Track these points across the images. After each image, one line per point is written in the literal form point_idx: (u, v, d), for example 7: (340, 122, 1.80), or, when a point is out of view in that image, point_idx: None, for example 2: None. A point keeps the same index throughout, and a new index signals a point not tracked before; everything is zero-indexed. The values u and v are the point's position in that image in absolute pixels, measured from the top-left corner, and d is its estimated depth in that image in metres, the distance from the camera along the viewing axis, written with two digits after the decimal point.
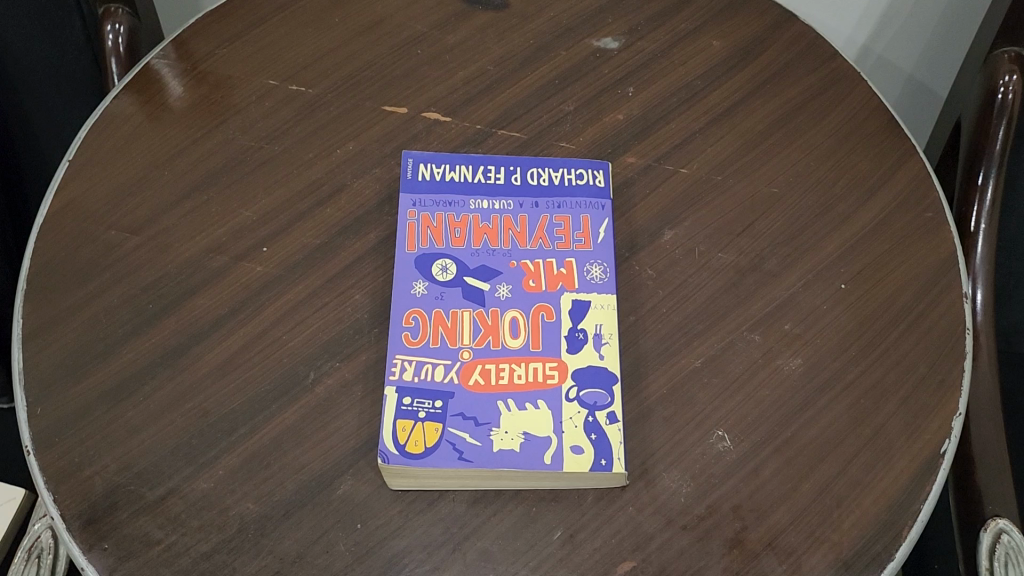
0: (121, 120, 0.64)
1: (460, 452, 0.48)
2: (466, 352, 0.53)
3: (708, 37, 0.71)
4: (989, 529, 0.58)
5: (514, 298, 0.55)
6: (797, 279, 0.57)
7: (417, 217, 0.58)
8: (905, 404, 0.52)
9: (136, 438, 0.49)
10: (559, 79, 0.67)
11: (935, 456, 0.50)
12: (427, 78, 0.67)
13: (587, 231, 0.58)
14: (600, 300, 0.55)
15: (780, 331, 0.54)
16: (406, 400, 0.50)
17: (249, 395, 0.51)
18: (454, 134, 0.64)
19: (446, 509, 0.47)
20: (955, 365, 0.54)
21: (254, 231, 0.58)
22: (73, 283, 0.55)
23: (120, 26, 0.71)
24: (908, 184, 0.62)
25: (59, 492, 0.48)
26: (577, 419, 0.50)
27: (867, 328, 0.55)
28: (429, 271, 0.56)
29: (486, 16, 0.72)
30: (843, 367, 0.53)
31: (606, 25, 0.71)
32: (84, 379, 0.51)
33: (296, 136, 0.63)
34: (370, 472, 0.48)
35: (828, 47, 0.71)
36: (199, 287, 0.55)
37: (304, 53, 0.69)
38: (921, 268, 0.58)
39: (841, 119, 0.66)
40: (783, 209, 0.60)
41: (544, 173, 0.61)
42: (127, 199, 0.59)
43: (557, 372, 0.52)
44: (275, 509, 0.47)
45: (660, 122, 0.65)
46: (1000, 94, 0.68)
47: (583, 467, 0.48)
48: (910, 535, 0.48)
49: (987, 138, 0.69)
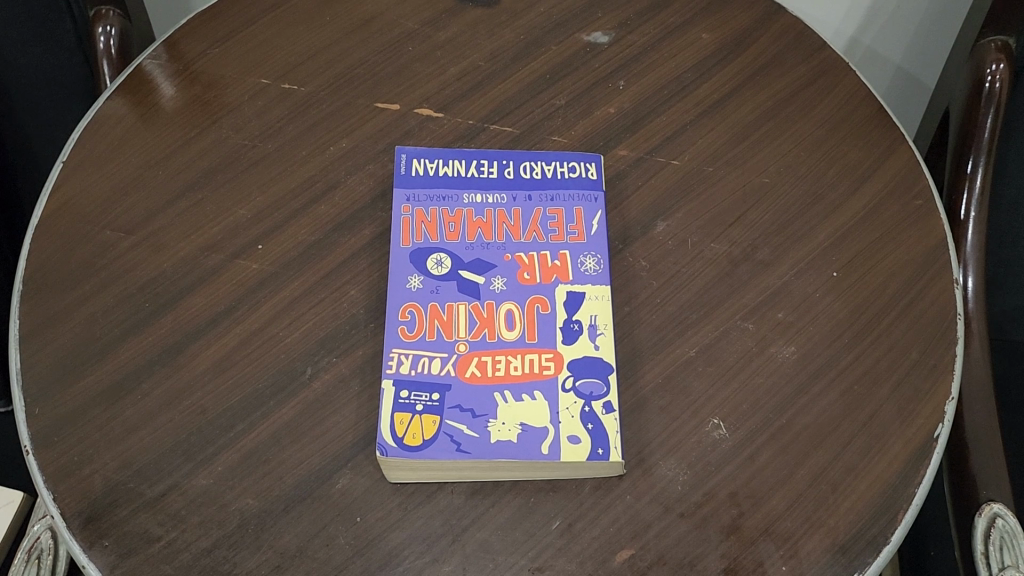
0: (114, 121, 0.64)
1: (458, 444, 0.49)
2: (462, 344, 0.53)
3: (698, 30, 0.71)
4: (984, 514, 0.59)
5: (509, 291, 0.55)
6: (789, 268, 0.57)
7: (411, 212, 0.59)
8: (899, 389, 0.52)
9: (135, 435, 0.50)
10: (550, 74, 0.68)
11: (929, 441, 0.50)
12: (419, 75, 0.68)
13: (581, 223, 0.59)
14: (595, 291, 0.55)
15: (773, 319, 0.55)
16: (403, 393, 0.51)
17: (246, 392, 0.51)
18: (446, 130, 0.64)
19: (444, 501, 0.48)
20: (946, 351, 0.54)
21: (248, 229, 0.58)
22: (69, 283, 0.56)
23: (111, 28, 0.72)
24: (898, 172, 0.63)
25: (58, 490, 0.48)
26: (573, 409, 0.50)
27: (861, 315, 0.55)
28: (424, 265, 0.56)
29: (477, 13, 0.72)
30: (836, 355, 0.54)
31: (596, 20, 0.72)
32: (83, 377, 0.52)
33: (289, 134, 0.63)
34: (368, 466, 0.49)
35: (816, 38, 0.71)
36: (195, 285, 0.56)
37: (295, 52, 0.69)
38: (911, 256, 0.58)
39: (830, 109, 0.66)
40: (775, 199, 0.61)
41: (537, 166, 0.61)
42: (121, 199, 0.59)
43: (552, 363, 0.52)
44: (275, 504, 0.47)
45: (651, 115, 0.65)
46: (987, 82, 0.69)
47: (580, 456, 0.48)
48: (906, 518, 0.48)
49: (976, 126, 0.69)
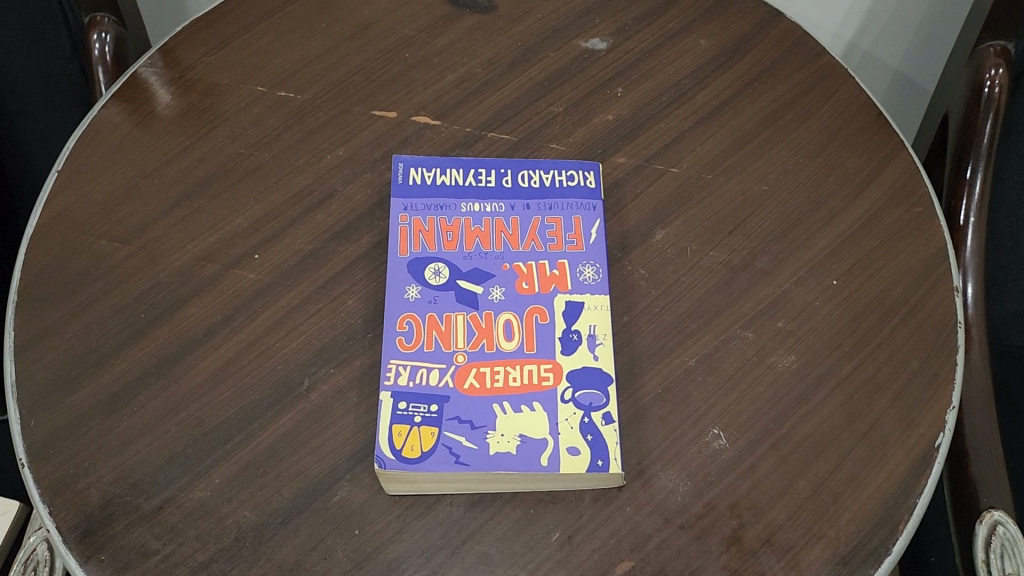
0: (109, 129, 0.64)
1: (456, 456, 0.48)
2: (461, 355, 0.53)
3: (696, 36, 0.71)
4: (985, 521, 0.59)
5: (507, 301, 0.55)
6: (788, 276, 0.57)
7: (409, 221, 0.58)
8: (900, 398, 0.52)
9: (131, 448, 0.49)
10: (548, 81, 0.67)
11: (930, 450, 0.50)
12: (416, 82, 0.67)
13: (579, 232, 0.58)
14: (594, 301, 0.55)
15: (773, 328, 0.55)
16: (401, 405, 0.50)
17: (243, 403, 0.51)
18: (444, 137, 0.64)
19: (443, 513, 0.47)
20: (947, 359, 0.54)
21: (245, 239, 0.58)
22: (65, 294, 0.55)
23: (107, 35, 0.72)
24: (897, 179, 0.63)
25: (54, 504, 0.48)
26: (572, 420, 0.50)
27: (860, 323, 0.55)
28: (422, 275, 0.56)
29: (474, 18, 0.72)
30: (837, 363, 0.53)
31: (594, 26, 0.71)
32: (79, 390, 0.51)
33: (285, 143, 0.63)
34: (367, 478, 0.48)
35: (815, 43, 0.71)
36: (191, 295, 0.55)
37: (292, 59, 0.68)
38: (911, 263, 0.58)
39: (830, 115, 0.66)
40: (773, 207, 0.61)
41: (535, 174, 0.61)
42: (116, 209, 0.59)
43: (551, 374, 0.52)
44: (272, 517, 0.47)
45: (649, 122, 0.65)
46: (986, 87, 0.69)
47: (580, 467, 0.48)
48: (907, 529, 0.48)
49: (975, 131, 0.69)
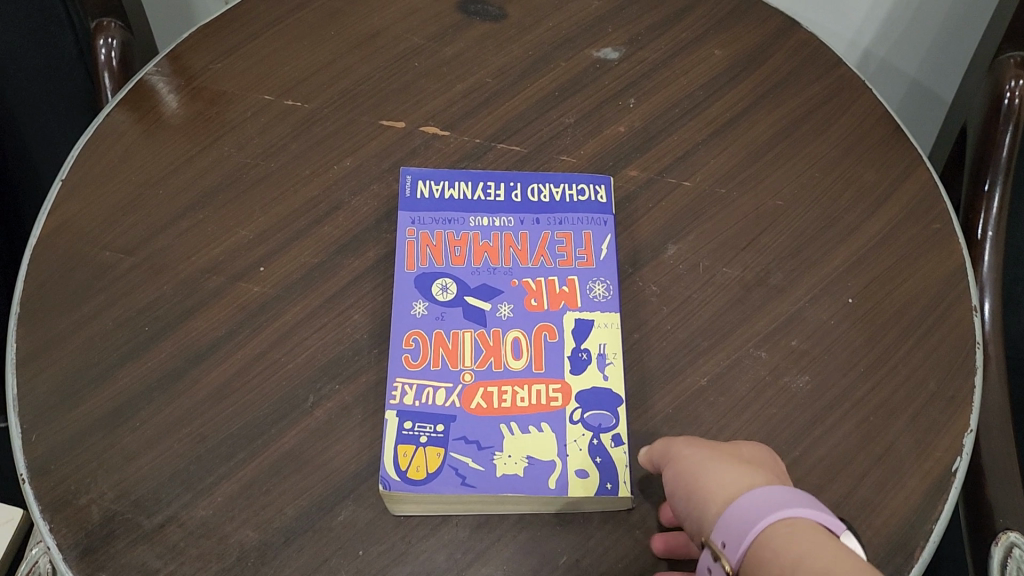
0: (115, 136, 0.63)
1: (462, 477, 0.47)
2: (468, 374, 0.52)
3: (710, 46, 0.70)
4: (1001, 543, 0.58)
5: (516, 318, 0.54)
6: (803, 293, 0.56)
7: (416, 235, 0.57)
8: (916, 421, 0.51)
9: (133, 464, 0.49)
10: (559, 91, 0.66)
11: (947, 474, 0.49)
12: (425, 91, 0.66)
13: (589, 248, 0.57)
14: (604, 319, 0.54)
15: (787, 347, 0.54)
16: (406, 425, 0.50)
17: (247, 419, 0.50)
18: (453, 148, 0.63)
19: (449, 535, 0.46)
20: (965, 381, 0.53)
21: (250, 251, 0.57)
22: (69, 305, 0.55)
23: (113, 40, 0.70)
24: (915, 194, 0.61)
25: (54, 521, 0.47)
26: (581, 441, 0.49)
27: (876, 343, 0.54)
28: (429, 291, 0.55)
29: (485, 27, 0.71)
30: (851, 384, 0.52)
31: (606, 35, 0.70)
32: (81, 404, 0.51)
33: (292, 153, 0.62)
34: (371, 498, 0.48)
35: (832, 54, 0.70)
36: (196, 308, 0.55)
37: (299, 67, 0.68)
38: (928, 281, 0.57)
39: (846, 127, 0.65)
40: (788, 222, 0.59)
41: (545, 188, 0.60)
42: (121, 219, 0.58)
43: (560, 395, 0.51)
44: (275, 536, 0.46)
45: (661, 134, 0.64)
46: (1006, 99, 0.67)
47: (589, 490, 0.47)
48: (923, 556, 0.46)
49: (994, 145, 0.68)
